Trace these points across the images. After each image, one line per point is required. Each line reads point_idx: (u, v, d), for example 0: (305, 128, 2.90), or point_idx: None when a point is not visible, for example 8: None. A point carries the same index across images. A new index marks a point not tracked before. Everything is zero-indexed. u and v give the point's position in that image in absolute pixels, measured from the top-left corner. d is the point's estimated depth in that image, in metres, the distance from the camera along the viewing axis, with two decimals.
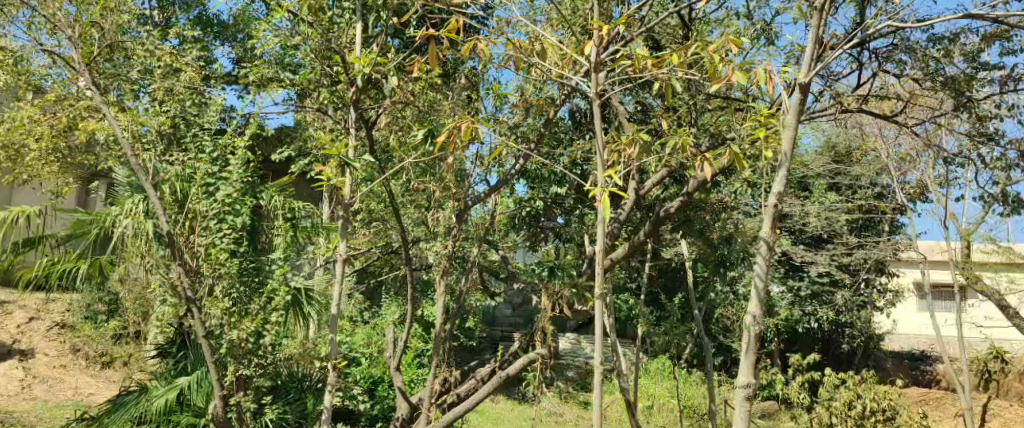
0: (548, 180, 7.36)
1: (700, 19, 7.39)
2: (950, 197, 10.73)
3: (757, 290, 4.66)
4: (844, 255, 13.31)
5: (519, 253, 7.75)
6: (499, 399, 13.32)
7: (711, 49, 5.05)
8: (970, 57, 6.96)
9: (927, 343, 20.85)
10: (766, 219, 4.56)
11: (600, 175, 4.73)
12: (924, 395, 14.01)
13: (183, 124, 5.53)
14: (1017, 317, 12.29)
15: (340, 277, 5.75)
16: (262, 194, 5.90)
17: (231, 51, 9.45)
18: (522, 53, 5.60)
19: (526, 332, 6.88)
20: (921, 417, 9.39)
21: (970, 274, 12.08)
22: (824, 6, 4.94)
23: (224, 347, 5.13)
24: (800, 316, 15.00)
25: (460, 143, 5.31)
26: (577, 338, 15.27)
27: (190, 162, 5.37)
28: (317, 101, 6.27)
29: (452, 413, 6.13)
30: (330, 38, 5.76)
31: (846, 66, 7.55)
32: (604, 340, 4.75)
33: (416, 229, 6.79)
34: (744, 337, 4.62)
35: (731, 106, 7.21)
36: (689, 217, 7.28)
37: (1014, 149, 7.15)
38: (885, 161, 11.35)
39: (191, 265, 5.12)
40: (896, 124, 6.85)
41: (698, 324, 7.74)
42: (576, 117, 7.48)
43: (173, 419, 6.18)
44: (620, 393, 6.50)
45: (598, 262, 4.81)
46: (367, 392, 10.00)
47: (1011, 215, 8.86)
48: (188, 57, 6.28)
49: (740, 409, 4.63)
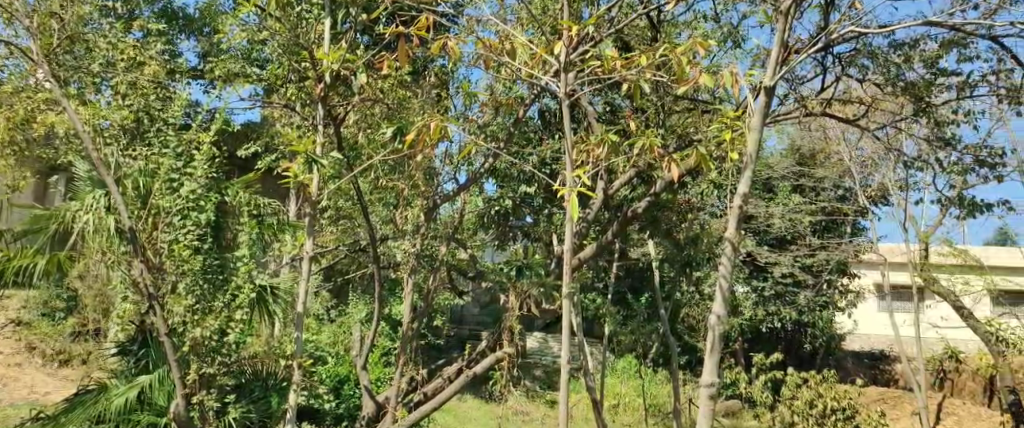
0: (515, 180, 7.20)
1: (667, 21, 7.46)
2: (909, 199, 10.95)
3: (721, 290, 4.77)
4: (806, 256, 13.55)
5: (487, 252, 7.67)
6: (465, 398, 13.30)
7: (678, 51, 5.15)
8: (929, 63, 6.97)
9: (884, 344, 21.23)
10: (730, 220, 4.69)
11: (569, 174, 4.79)
12: (881, 394, 14.16)
13: (147, 119, 5.40)
14: (971, 317, 12.61)
15: (307, 275, 5.76)
16: (227, 191, 5.68)
17: (198, 45, 9.23)
18: (493, 52, 5.75)
19: (493, 331, 6.89)
20: (878, 415, 9.96)
21: (927, 276, 12.37)
22: (788, 11, 5.19)
23: (187, 345, 5.10)
24: (763, 315, 15.24)
25: (429, 142, 5.32)
26: (544, 337, 15.27)
27: (155, 157, 5.29)
28: (286, 97, 6.20)
29: (418, 412, 6.13)
30: (299, 33, 5.73)
31: (810, 70, 7.66)
32: (572, 340, 4.77)
33: (385, 227, 6.77)
34: (708, 337, 4.71)
35: (698, 108, 7.27)
36: (655, 218, 7.41)
37: (969, 154, 7.31)
38: (847, 163, 11.56)
39: (154, 262, 5.13)
40: (858, 128, 7.03)
41: (664, 323, 7.84)
42: (546, 117, 7.36)
43: (132, 418, 6.01)
44: (587, 391, 6.57)
45: (566, 262, 4.91)
46: (332, 391, 9.91)
47: (966, 219, 9.07)
48: (151, 52, 6.18)
49: (703, 407, 4.69)
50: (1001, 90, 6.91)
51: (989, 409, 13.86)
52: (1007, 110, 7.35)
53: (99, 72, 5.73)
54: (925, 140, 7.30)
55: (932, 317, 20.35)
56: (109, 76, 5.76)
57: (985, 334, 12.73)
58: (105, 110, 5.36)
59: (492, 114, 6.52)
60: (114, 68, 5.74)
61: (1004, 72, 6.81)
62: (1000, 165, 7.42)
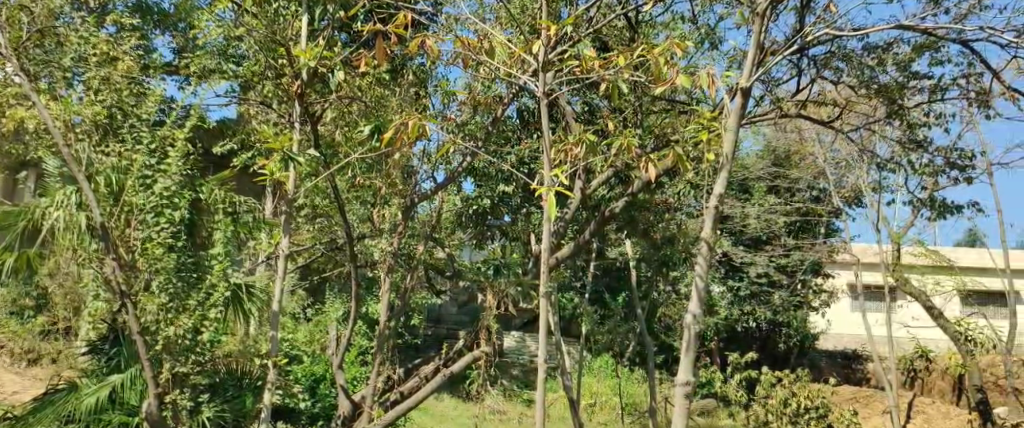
0: (494, 179, 7.15)
1: (645, 22, 7.46)
2: (882, 201, 11.11)
3: (697, 290, 4.82)
4: (780, 256, 13.70)
5: (465, 251, 7.61)
6: (442, 397, 13.26)
7: (656, 51, 5.20)
8: (902, 66, 7.05)
9: (856, 343, 21.50)
10: (706, 220, 4.75)
11: (547, 174, 4.78)
12: (854, 393, 14.35)
13: (120, 114, 5.33)
14: (940, 317, 12.81)
15: (283, 273, 5.70)
16: (202, 188, 5.61)
17: (172, 39, 9.03)
18: (471, 51, 5.74)
19: (470, 330, 6.87)
20: (852, 414, 10.39)
21: (898, 276, 12.52)
22: (764, 13, 5.25)
23: (159, 344, 5.03)
24: (738, 315, 15.39)
25: (407, 141, 5.30)
26: (522, 336, 15.25)
27: (128, 153, 5.22)
28: (262, 94, 6.12)
29: (395, 410, 6.11)
30: (276, 29, 5.70)
31: (785, 72, 7.69)
32: (549, 339, 4.76)
33: (362, 225, 6.77)
34: (683, 336, 4.74)
35: (676, 108, 7.30)
36: (633, 218, 7.44)
37: (940, 156, 7.42)
38: (822, 165, 11.76)
39: (126, 260, 5.05)
40: (834, 129, 7.14)
41: (641, 323, 7.90)
42: (524, 116, 7.31)
43: (103, 418, 5.94)
44: (563, 390, 6.60)
45: (544, 261, 4.89)
46: (307, 390, 9.84)
47: (937, 220, 9.19)
48: (124, 46, 6.05)
49: (678, 407, 4.71)
50: (972, 94, 7.01)
51: (958, 407, 14.04)
52: (977, 113, 7.42)
53: (70, 67, 5.60)
54: (898, 143, 7.41)
55: (903, 317, 20.61)
56: (81, 70, 5.67)
57: (954, 334, 12.95)
58: (77, 105, 5.26)
59: (471, 112, 6.56)
60: (86, 62, 5.66)
61: (974, 75, 6.92)
62: (970, 167, 7.53)
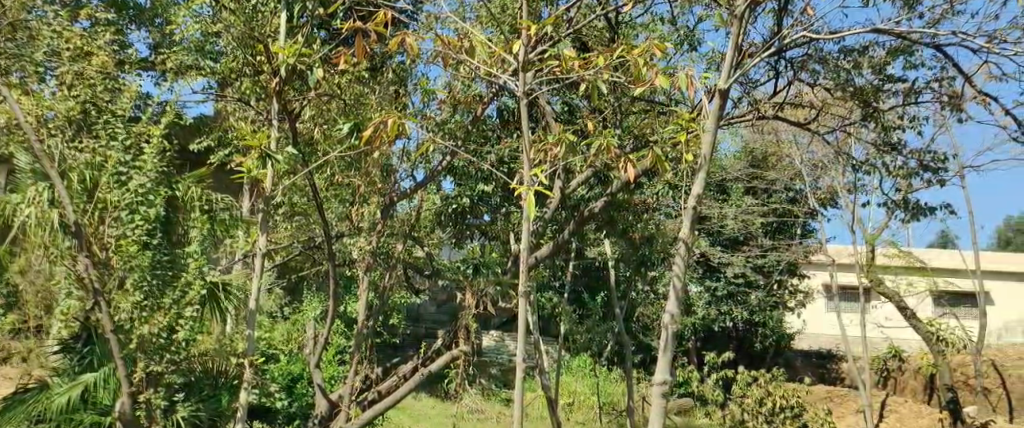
0: (473, 178, 7.13)
1: (625, 23, 7.48)
2: (856, 202, 11.23)
3: (675, 291, 4.85)
4: (757, 256, 13.81)
5: (445, 250, 7.60)
6: (421, 396, 13.24)
7: (635, 52, 5.22)
8: (877, 69, 7.13)
9: (832, 343, 21.69)
10: (684, 220, 4.79)
11: (527, 173, 4.78)
12: (828, 392, 14.52)
13: (95, 110, 5.25)
14: (912, 317, 12.98)
15: (260, 272, 5.68)
16: (178, 185, 5.54)
17: (149, 35, 8.90)
18: (451, 50, 5.74)
19: (448, 329, 6.86)
20: (826, 414, 10.62)
21: (872, 277, 12.63)
22: (742, 15, 5.31)
23: (133, 342, 4.99)
24: (716, 315, 15.50)
25: (386, 139, 5.27)
26: (500, 336, 15.24)
27: (103, 149, 5.11)
28: (239, 91, 6.01)
29: (372, 410, 6.10)
30: (254, 26, 5.71)
31: (763, 74, 7.75)
32: (527, 339, 4.75)
33: (340, 224, 6.59)
34: (661, 336, 4.76)
35: (655, 109, 7.32)
36: (612, 218, 7.47)
37: (914, 159, 7.50)
38: (798, 167, 11.87)
39: (100, 257, 4.97)
40: (810, 131, 7.21)
41: (619, 322, 7.96)
42: (504, 115, 7.29)
43: (75, 418, 5.79)
44: (541, 389, 6.66)
45: (523, 261, 4.88)
46: (284, 390, 9.79)
47: (911, 221, 9.31)
48: (98, 41, 5.94)
49: (656, 406, 4.74)
50: (944, 97, 7.10)
51: (929, 406, 14.22)
52: (950, 116, 7.50)
53: (42, 61, 5.57)
54: (873, 145, 7.50)
55: (877, 317, 20.84)
56: (53, 65, 5.63)
57: (925, 334, 13.10)
58: (50, 101, 5.18)
59: (450, 112, 6.55)
60: (60, 56, 5.59)
61: (947, 79, 7.01)
62: (943, 170, 7.64)
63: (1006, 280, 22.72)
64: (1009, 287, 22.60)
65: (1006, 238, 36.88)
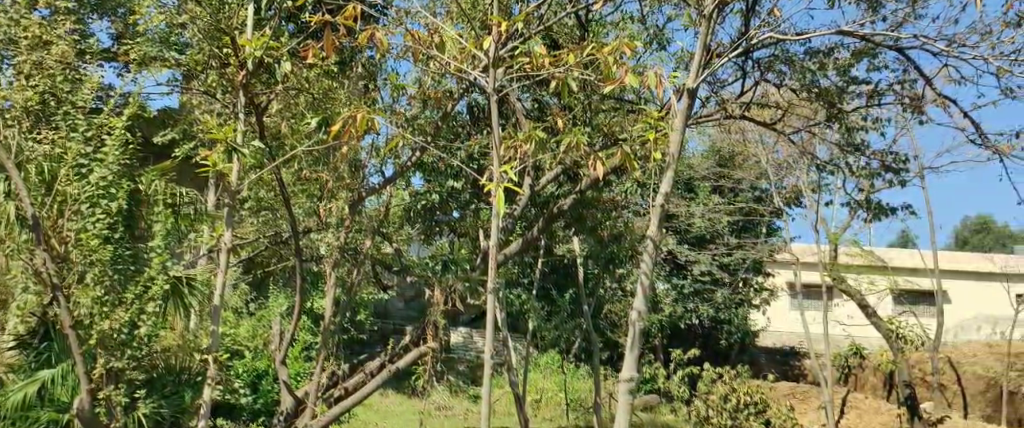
0: (444, 174, 7.11)
1: (595, 20, 7.46)
2: (821, 202, 11.39)
3: (643, 287, 4.91)
4: (724, 254, 13.93)
5: (413, 246, 7.51)
6: (388, 393, 13.17)
7: (605, 50, 5.27)
8: (842, 71, 7.23)
9: (795, 340, 22.02)
10: (652, 218, 4.86)
11: (495, 170, 4.75)
12: (790, 389, 14.74)
13: (54, 100, 5.19)
14: (873, 315, 13.23)
15: (226, 267, 5.58)
16: (140, 179, 5.36)
17: (113, 26, 8.68)
18: (422, 46, 5.78)
19: (417, 326, 6.85)
20: (788, 409, 11.13)
21: (835, 275, 12.83)
22: (710, 16, 5.38)
23: (93, 338, 4.88)
24: (683, 312, 15.66)
25: (355, 133, 5.23)
26: (469, 332, 15.19)
27: (63, 141, 5.02)
28: (206, 84, 5.92)
29: (338, 408, 6.11)
30: (220, 18, 5.62)
31: (731, 74, 7.81)
32: (496, 336, 4.74)
33: (308, 219, 6.66)
34: (628, 333, 4.81)
35: (624, 107, 7.33)
36: (581, 216, 7.49)
37: (877, 161, 7.63)
38: (763, 166, 12.03)
39: (59, 251, 4.89)
40: (775, 131, 7.32)
41: (588, 319, 8.03)
42: (474, 112, 7.23)
43: (30, 416, 5.62)
44: (510, 386, 6.74)
45: (491, 259, 4.82)
46: (249, 387, 9.69)
47: (873, 221, 9.46)
48: (57, 30, 5.69)
49: (622, 402, 4.79)
50: (906, 99, 7.24)
51: (887, 403, 14.55)
52: (911, 118, 7.66)
53: None
54: (837, 145, 7.62)
55: (840, 316, 21.21)
56: (11, 54, 5.53)
57: (886, 332, 13.29)
58: (6, 91, 5.12)
59: (420, 107, 6.61)
60: (17, 45, 5.48)
61: (908, 81, 7.13)
62: (904, 170, 7.79)
63: (962, 278, 23.25)
64: (965, 285, 23.13)
65: (963, 238, 37.78)
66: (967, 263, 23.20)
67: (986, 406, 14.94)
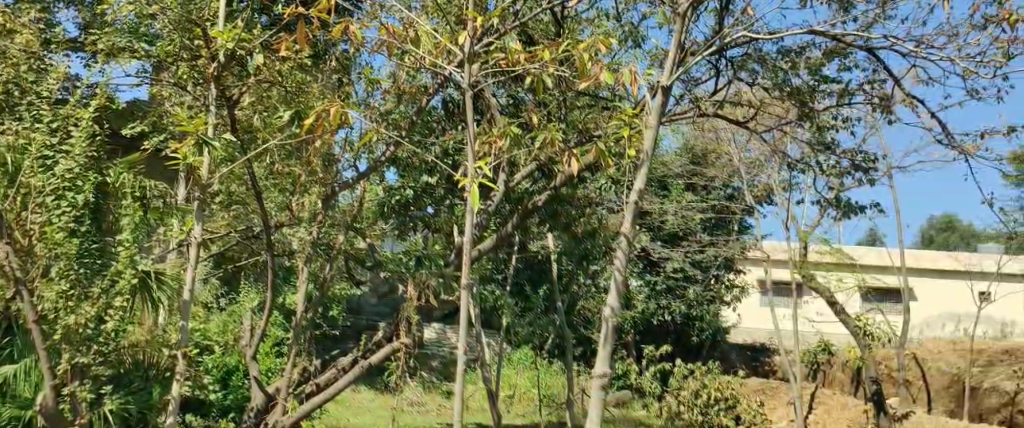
0: (418, 170, 7.03)
1: (571, 17, 7.50)
2: (791, 200, 11.50)
3: (616, 283, 4.91)
4: (696, 251, 14.04)
5: (387, 241, 7.37)
6: (360, 389, 13.09)
7: (581, 46, 5.25)
8: (813, 70, 7.28)
9: (765, 337, 22.28)
10: (626, 215, 4.86)
11: (470, 165, 4.68)
12: (760, 384, 14.87)
13: (17, 90, 5.11)
14: (841, 312, 13.41)
15: (195, 261, 5.50)
16: (108, 171, 5.27)
17: (80, 16, 8.48)
18: (395, 39, 5.68)
19: (389, 321, 6.82)
20: (758, 404, 11.32)
21: (804, 273, 12.98)
22: (685, 13, 5.38)
23: (57, 333, 4.77)
24: (654, 309, 15.79)
25: (328, 127, 5.16)
26: (442, 329, 15.14)
27: (28, 132, 4.92)
28: (176, 76, 5.82)
29: (308, 404, 6.09)
30: (189, 10, 5.62)
31: (704, 72, 7.85)
32: (470, 330, 4.70)
33: (280, 214, 6.61)
34: (601, 329, 4.80)
35: (599, 104, 7.32)
36: (555, 212, 7.47)
37: (847, 159, 7.71)
38: (736, 164, 12.15)
39: (23, 245, 4.81)
40: (747, 129, 7.39)
41: (560, 316, 8.03)
42: (449, 107, 7.18)
43: None
44: (482, 381, 6.73)
45: (465, 255, 4.75)
46: (219, 383, 9.58)
47: (844, 219, 9.55)
48: (23, 19, 5.63)
49: (595, 399, 4.76)
50: (875, 99, 7.32)
51: (854, 398, 14.74)
52: (880, 117, 7.74)
53: None
54: (808, 143, 7.71)
55: (808, 313, 21.59)
56: None
57: (853, 329, 13.47)
58: None
59: (394, 101, 6.55)
60: None
61: (877, 81, 7.21)
62: (873, 170, 7.89)
63: (928, 276, 23.63)
64: (930, 283, 23.57)
65: (930, 236, 38.45)
66: (933, 262, 23.56)
67: (949, 401, 15.26)
